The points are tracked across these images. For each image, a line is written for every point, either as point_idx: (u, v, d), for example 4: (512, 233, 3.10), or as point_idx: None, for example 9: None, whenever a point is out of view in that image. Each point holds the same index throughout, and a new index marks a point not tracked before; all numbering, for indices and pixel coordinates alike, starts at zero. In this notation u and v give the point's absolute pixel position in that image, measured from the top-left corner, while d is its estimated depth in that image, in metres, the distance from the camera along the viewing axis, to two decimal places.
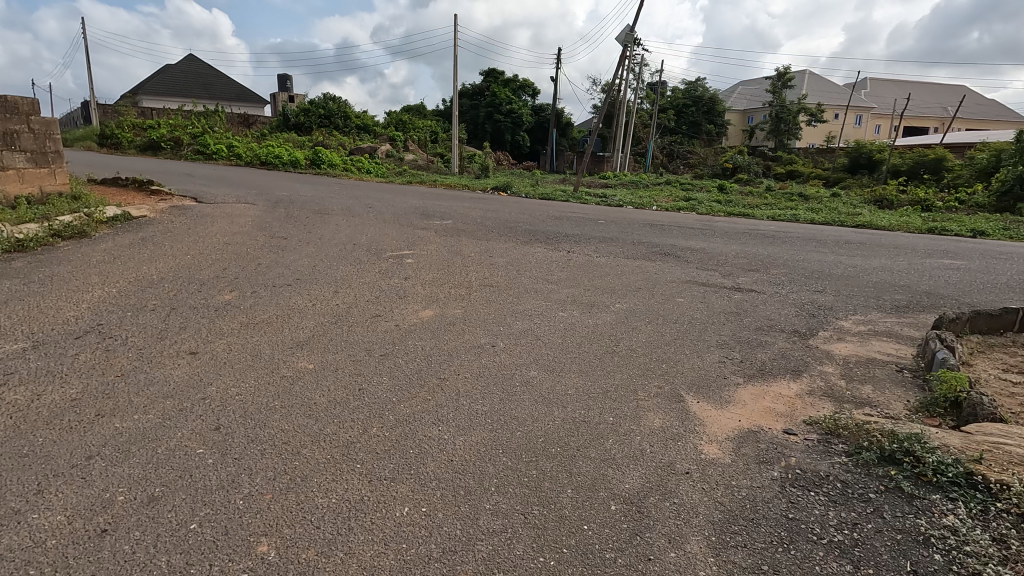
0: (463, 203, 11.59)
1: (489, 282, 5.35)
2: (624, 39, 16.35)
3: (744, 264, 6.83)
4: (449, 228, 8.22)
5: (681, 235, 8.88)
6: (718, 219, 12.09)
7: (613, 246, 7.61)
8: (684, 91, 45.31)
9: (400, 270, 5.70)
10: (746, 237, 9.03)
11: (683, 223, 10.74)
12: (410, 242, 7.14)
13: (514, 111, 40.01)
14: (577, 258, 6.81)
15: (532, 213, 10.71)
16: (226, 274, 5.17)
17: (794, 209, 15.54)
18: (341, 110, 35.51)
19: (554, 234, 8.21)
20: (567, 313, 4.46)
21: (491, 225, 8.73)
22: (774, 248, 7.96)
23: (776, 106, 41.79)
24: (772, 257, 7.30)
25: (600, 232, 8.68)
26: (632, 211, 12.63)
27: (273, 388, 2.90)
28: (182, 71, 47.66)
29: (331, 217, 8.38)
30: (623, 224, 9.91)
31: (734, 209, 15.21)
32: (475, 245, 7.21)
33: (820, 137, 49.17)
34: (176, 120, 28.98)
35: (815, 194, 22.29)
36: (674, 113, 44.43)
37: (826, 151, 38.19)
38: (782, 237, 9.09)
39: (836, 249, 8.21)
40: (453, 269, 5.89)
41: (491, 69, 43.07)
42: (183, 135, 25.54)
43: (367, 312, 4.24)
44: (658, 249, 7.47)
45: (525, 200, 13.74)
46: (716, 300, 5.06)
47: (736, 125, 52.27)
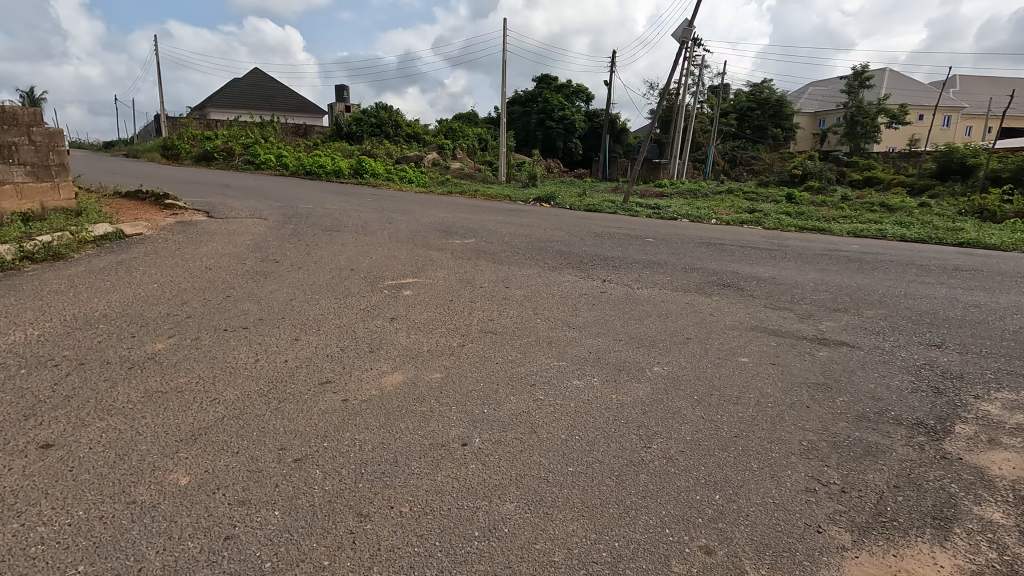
0: (496, 217, 10.58)
1: (493, 326, 4.26)
2: (681, 35, 14.90)
3: (826, 300, 5.42)
4: (470, 249, 7.22)
5: (744, 257, 7.48)
6: (789, 237, 10.50)
7: (659, 272, 6.36)
8: (749, 94, 42.75)
9: (391, 307, 4.70)
10: (826, 261, 7.53)
11: (748, 241, 9.28)
12: (419, 268, 6.18)
13: (566, 118, 38.86)
14: (613, 289, 5.62)
15: (572, 229, 9.57)
16: (180, 312, 4.34)
17: (879, 223, 13.60)
18: (391, 118, 35.52)
19: (590, 256, 7.05)
20: (582, 382, 3.29)
21: (519, 245, 7.65)
22: (862, 278, 6.46)
23: (852, 107, 38.58)
24: (864, 291, 5.81)
25: (646, 254, 7.43)
26: (687, 226, 11.26)
27: (99, 532, 1.89)
28: (249, 84, 49.60)
29: (342, 234, 7.58)
30: (674, 243, 8.61)
31: (806, 222, 13.44)
32: (493, 271, 6.16)
33: (902, 140, 45.14)
34: (233, 131, 29.72)
35: (901, 204, 19.88)
36: (736, 117, 41.96)
37: (910, 155, 34.78)
38: (872, 262, 7.51)
39: (944, 279, 6.59)
40: (457, 304, 4.85)
41: (544, 75, 42.18)
42: (237, 146, 26.00)
43: (316, 377, 3.22)
44: (716, 277, 6.16)
45: (567, 212, 12.61)
46: (792, 361, 3.75)
47: (806, 128, 48.94)
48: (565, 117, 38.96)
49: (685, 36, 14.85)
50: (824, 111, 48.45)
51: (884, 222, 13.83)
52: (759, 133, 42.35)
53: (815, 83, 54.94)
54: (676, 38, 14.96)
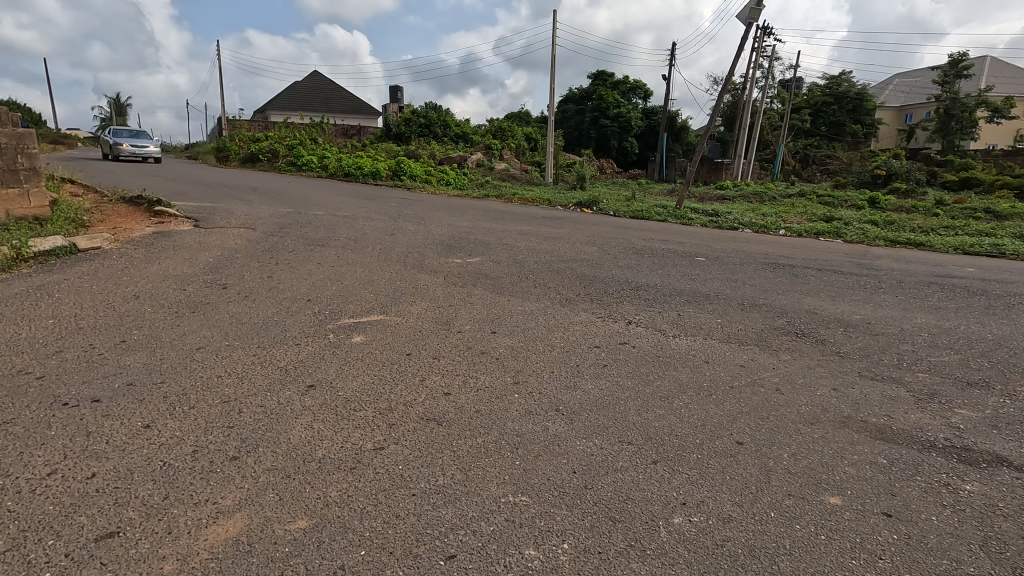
0: (521, 227, 9.29)
1: (444, 408, 2.91)
2: (747, 17, 12.98)
3: (952, 368, 3.73)
4: (471, 271, 5.91)
5: (823, 288, 5.78)
6: (878, 254, 8.58)
7: (705, 310, 4.82)
8: (824, 87, 39.27)
9: (320, 365, 3.45)
10: (937, 295, 5.70)
11: (825, 261, 7.52)
12: (395, 299, 4.93)
13: (622, 116, 36.91)
14: (639, 339, 4.15)
15: (608, 243, 8.10)
16: (36, 369, 3.25)
17: (991, 236, 11.26)
18: (440, 119, 34.85)
19: (617, 283, 5.60)
20: (541, 556, 1.89)
21: (533, 265, 6.30)
22: (998, 326, 4.66)
23: (946, 99, 34.48)
24: (1003, 349, 4.08)
25: (691, 281, 5.87)
26: (750, 240, 9.49)
27: None
28: (308, 87, 50.58)
29: (325, 250, 6.48)
30: (730, 264, 6.99)
31: (896, 234, 11.32)
32: (487, 305, 4.83)
33: (1004, 136, 40.18)
34: (283, 133, 29.87)
35: (1010, 211, 16.99)
36: (810, 113, 38.61)
37: (1016, 153, 30.62)
38: (1004, 299, 5.62)
39: None
40: (413, 361, 3.54)
41: (600, 72, 40.48)
42: (282, 147, 25.94)
43: (104, 519, 1.98)
44: (785, 321, 4.56)
45: (607, 221, 11.08)
46: (923, 509, 2.18)
47: (890, 125, 44.66)
48: (621, 115, 37.02)
49: (752, 17, 12.93)
50: (911, 105, 44.00)
51: (999, 234, 11.45)
52: (836, 130, 38.74)
53: (901, 74, 50.12)
54: (742, 19, 13.04)
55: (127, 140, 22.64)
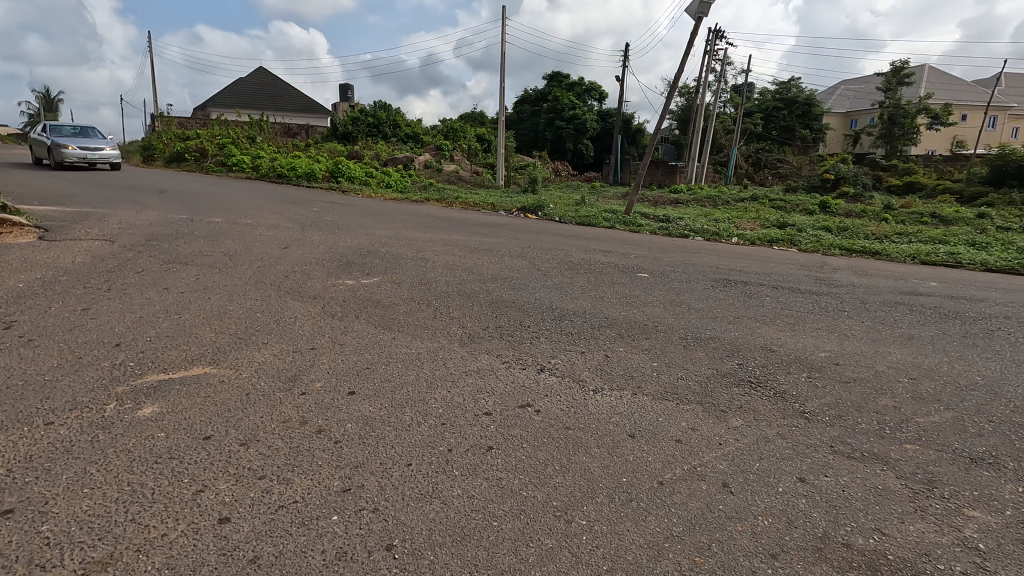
0: (450, 237, 8.25)
1: (200, 557, 1.80)
2: (697, 11, 12.30)
3: (946, 434, 2.85)
4: (361, 296, 4.80)
5: (779, 313, 4.93)
6: (834, 266, 7.94)
7: (638, 349, 3.87)
8: (775, 93, 39.80)
9: (50, 466, 2.27)
10: (906, 320, 4.93)
11: (780, 276, 6.78)
12: (242, 340, 3.76)
13: (577, 117, 36.32)
14: (548, 396, 3.14)
15: (542, 256, 7.13)
16: None
17: (945, 244, 10.86)
18: (389, 118, 33.45)
19: (539, 311, 4.62)
20: None
21: (443, 286, 5.26)
22: (985, 365, 3.86)
23: (889, 106, 35.29)
24: (997, 400, 3.27)
25: (627, 306, 4.93)
26: (701, 250, 8.69)
27: None
28: (252, 83, 47.98)
29: (186, 269, 5.24)
30: (675, 281, 6.13)
31: (850, 241, 10.81)
32: (361, 347, 3.72)
33: (942, 143, 41.71)
34: (217, 131, 27.89)
35: (955, 216, 17.02)
36: (762, 117, 39.01)
37: (955, 159, 31.48)
38: (981, 325, 4.89)
39: None
40: (205, 454, 2.40)
41: (555, 73, 39.93)
42: (213, 146, 24.09)
43: None
44: (734, 363, 3.66)
45: (550, 229, 10.14)
46: None
47: (837, 130, 45.81)
48: (576, 117, 36.41)
49: (702, 11, 12.24)
50: (856, 112, 45.20)
51: (952, 241, 11.05)
52: (786, 134, 39.22)
53: (846, 81, 51.60)
54: (691, 14, 12.35)
55: (75, 142, 17.41)
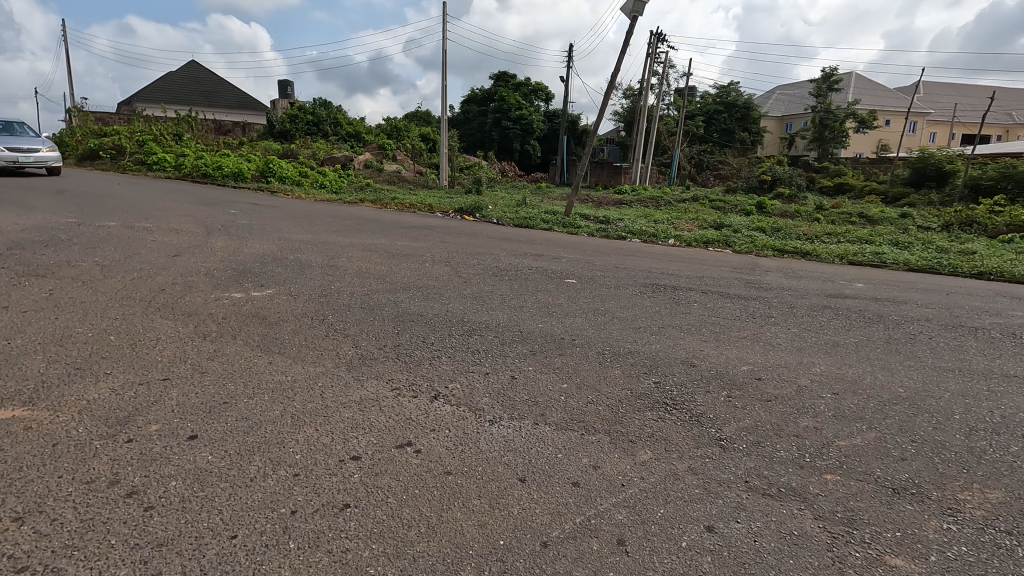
0: (373, 241, 7.70)
1: None
2: (632, 10, 12.17)
3: (869, 461, 2.61)
4: (246, 311, 4.22)
5: (704, 321, 4.69)
6: (766, 268, 7.89)
7: (549, 367, 3.49)
8: (715, 96, 40.88)
9: None
10: (831, 325, 4.80)
11: (712, 280, 6.60)
12: (77, 370, 3.14)
13: (524, 118, 36.13)
14: (435, 431, 2.71)
15: (467, 261, 6.71)
16: None
17: (871, 244, 11.14)
18: (330, 116, 32.24)
19: (447, 324, 4.18)
20: None
21: (347, 297, 4.74)
22: (906, 373, 3.71)
23: (821, 111, 36.85)
24: (919, 416, 3.07)
25: (546, 316, 4.56)
26: (635, 253, 8.49)
27: None
28: (182, 76, 45.32)
29: (40, 283, 4.51)
30: (604, 287, 5.83)
31: (783, 242, 10.92)
32: (227, 376, 3.17)
33: (869, 147, 44.01)
34: (139, 127, 26.04)
35: (881, 216, 17.72)
36: (703, 120, 39.98)
37: (880, 161, 33.16)
38: (903, 329, 4.81)
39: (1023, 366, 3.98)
40: None
41: (501, 73, 39.62)
42: (132, 143, 22.42)
43: None
44: (651, 381, 3.34)
45: (484, 232, 9.75)
46: None
47: (773, 134, 47.60)
48: (523, 118, 36.19)
49: (637, 11, 12.12)
50: (791, 115, 47.13)
51: (878, 241, 11.35)
52: (726, 137, 40.36)
53: (782, 86, 53.76)
54: (626, 12, 12.23)
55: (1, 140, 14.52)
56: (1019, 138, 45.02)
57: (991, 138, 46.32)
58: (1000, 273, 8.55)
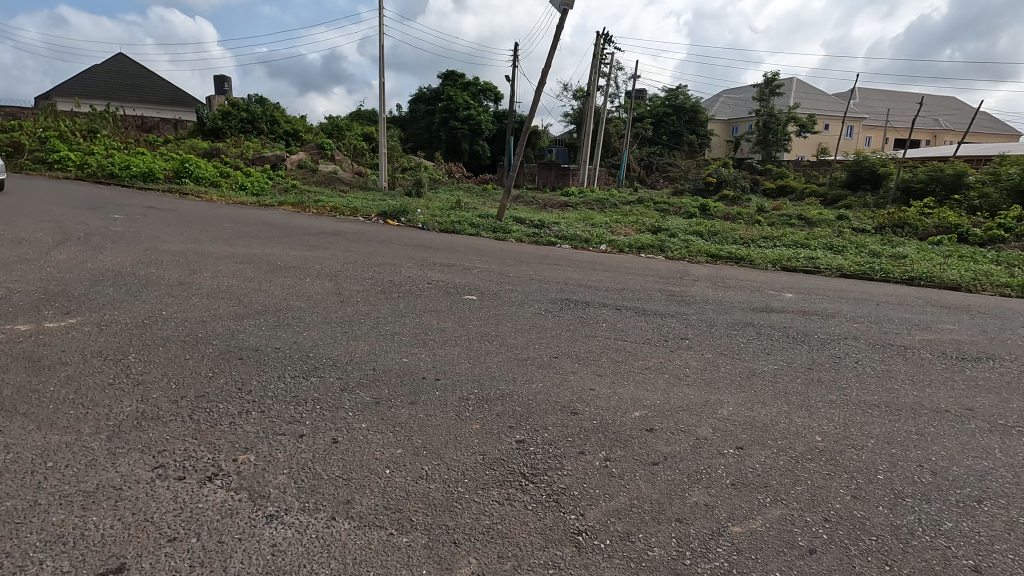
0: (261, 253, 6.78)
1: None
2: (563, 5, 11.59)
3: (768, 559, 1.96)
4: (21, 350, 3.29)
5: (607, 349, 4.03)
6: (695, 276, 7.40)
7: (388, 424, 2.73)
8: (663, 99, 41.20)
9: None
10: (749, 348, 4.22)
11: (633, 292, 6.01)
12: None
13: (472, 118, 35.35)
14: (174, 542, 1.90)
15: (359, 275, 5.88)
16: None
17: (807, 248, 10.89)
18: (265, 113, 30.58)
19: (286, 362, 3.36)
20: None
21: (176, 325, 3.86)
22: (826, 413, 3.13)
23: (763, 115, 37.59)
24: (834, 478, 2.48)
25: (418, 346, 3.79)
26: (560, 261, 7.84)
27: None
28: (108, 69, 42.36)
29: None
30: (506, 304, 5.12)
31: (719, 246, 10.55)
32: None
33: (809, 150, 45.35)
34: (47, 122, 23.85)
35: (819, 218, 17.85)
36: (652, 122, 40.19)
37: (820, 164, 34.00)
38: (828, 350, 4.28)
39: (953, 396, 3.50)
40: None
41: (449, 72, 38.73)
42: (33, 139, 20.35)
43: None
44: (514, 439, 2.63)
45: (401, 239, 8.93)
46: None
47: (720, 136, 48.48)
48: (471, 118, 35.36)
49: (568, 5, 11.56)
50: (737, 119, 48.11)
51: (813, 245, 11.13)
52: (674, 139, 40.68)
53: (728, 90, 54.87)
54: (557, 7, 11.65)
55: None
56: (946, 143, 47.30)
57: (920, 143, 48.56)
58: (930, 277, 8.33)
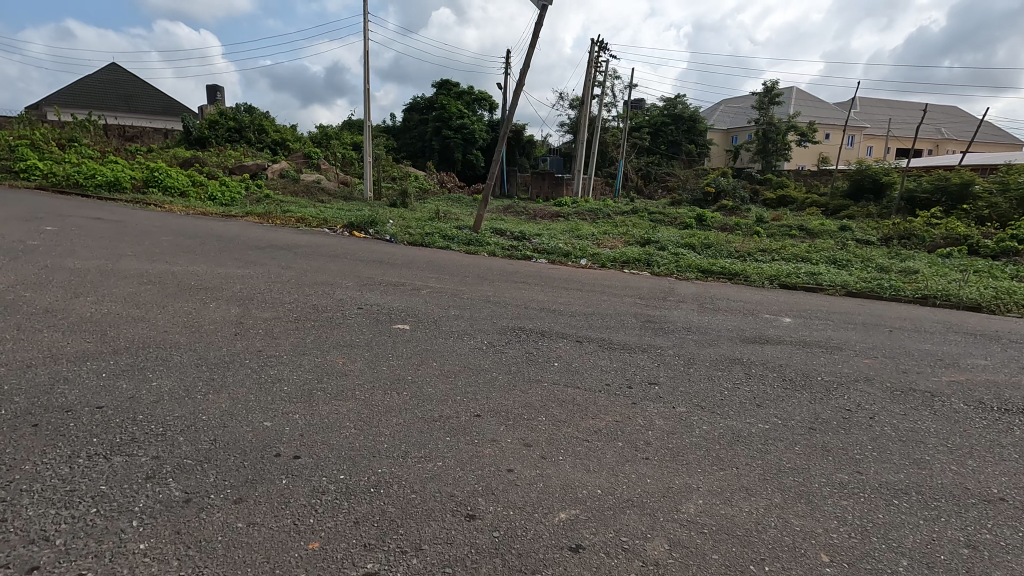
0: (182, 271, 5.93)
1: None
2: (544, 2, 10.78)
3: None
4: None
5: (549, 402, 3.12)
6: (682, 297, 6.50)
7: (180, 544, 1.81)
8: (661, 108, 40.53)
9: None
10: (734, 398, 3.31)
11: (603, 318, 5.11)
12: None
13: (465, 127, 34.67)
14: None
15: (280, 298, 5.00)
16: None
17: (808, 262, 9.98)
18: (253, 122, 29.94)
19: (93, 431, 2.44)
20: None
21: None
22: (834, 510, 2.21)
23: (763, 124, 36.86)
24: None
25: (295, 401, 2.88)
26: (529, 279, 6.96)
27: None
28: (99, 79, 41.73)
29: None
30: (441, 336, 4.23)
31: (712, 260, 9.65)
32: None
33: (810, 160, 44.55)
34: (23, 130, 23.12)
35: (820, 229, 16.98)
36: (649, 131, 39.49)
37: (821, 173, 33.19)
38: (834, 400, 3.37)
39: (1007, 474, 2.59)
40: None
41: (443, 81, 38.14)
42: (3, 148, 19.62)
43: None
44: (360, 574, 1.72)
45: (358, 253, 8.08)
46: None
47: (719, 146, 47.79)
48: (464, 127, 34.68)
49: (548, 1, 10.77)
50: (736, 128, 47.40)
51: (815, 258, 10.23)
52: (672, 149, 39.95)
53: (727, 99, 54.29)
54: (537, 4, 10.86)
55: None
56: (949, 153, 46.53)
57: (923, 152, 47.75)
58: (946, 296, 7.43)
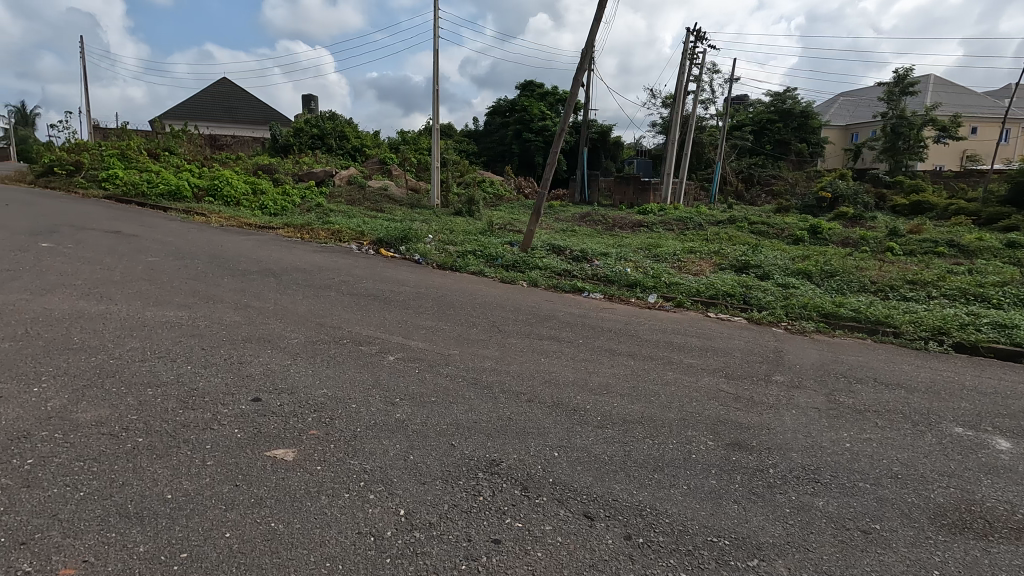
0: (99, 314, 4.56)
1: None
2: None
3: None
4: None
5: None
6: (797, 376, 4.12)
7: None
8: (769, 103, 36.19)
9: None
10: None
11: (655, 435, 2.92)
12: None
13: (547, 129, 32.79)
14: None
15: (158, 374, 3.35)
16: None
17: (984, 303, 7.00)
18: (336, 129, 29.99)
19: None
20: None
21: None
22: None
23: (892, 118, 31.59)
24: None
25: None
26: (563, 332, 4.88)
27: None
28: (210, 93, 44.34)
29: None
30: (328, 488, 2.29)
31: (838, 296, 6.97)
32: None
33: (952, 159, 37.88)
34: (126, 141, 24.40)
35: (981, 246, 13.17)
36: (754, 130, 35.39)
37: (968, 174, 27.67)
38: None
39: None
40: None
41: (527, 82, 36.48)
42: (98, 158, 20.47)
43: None
44: None
45: (359, 283, 6.46)
46: None
47: (837, 144, 42.20)
48: (546, 129, 32.83)
49: None
50: (856, 124, 41.51)
51: (994, 296, 7.19)
52: (780, 148, 35.51)
53: (845, 91, 48.03)
54: None
55: None
56: None
57: None
58: None
